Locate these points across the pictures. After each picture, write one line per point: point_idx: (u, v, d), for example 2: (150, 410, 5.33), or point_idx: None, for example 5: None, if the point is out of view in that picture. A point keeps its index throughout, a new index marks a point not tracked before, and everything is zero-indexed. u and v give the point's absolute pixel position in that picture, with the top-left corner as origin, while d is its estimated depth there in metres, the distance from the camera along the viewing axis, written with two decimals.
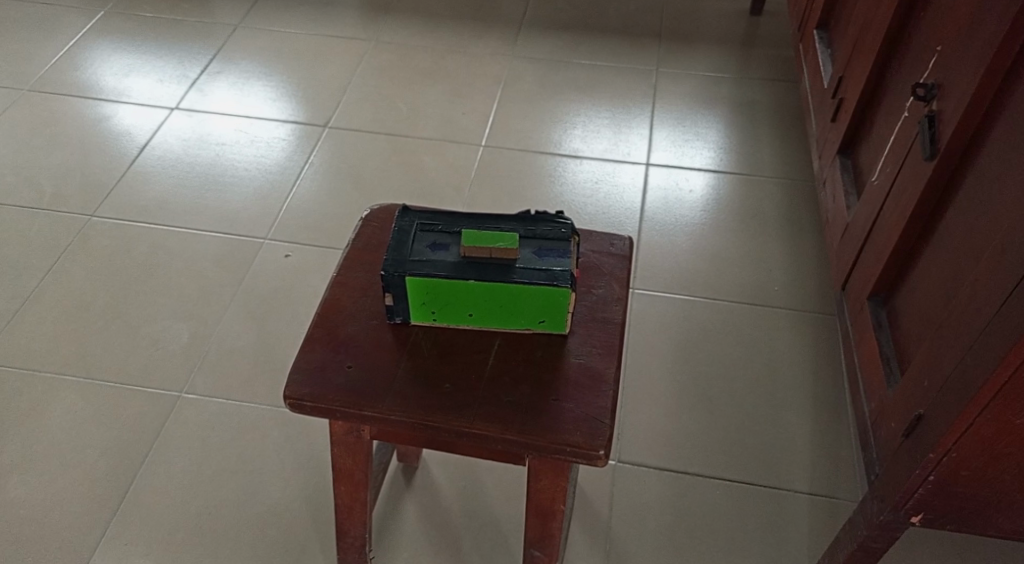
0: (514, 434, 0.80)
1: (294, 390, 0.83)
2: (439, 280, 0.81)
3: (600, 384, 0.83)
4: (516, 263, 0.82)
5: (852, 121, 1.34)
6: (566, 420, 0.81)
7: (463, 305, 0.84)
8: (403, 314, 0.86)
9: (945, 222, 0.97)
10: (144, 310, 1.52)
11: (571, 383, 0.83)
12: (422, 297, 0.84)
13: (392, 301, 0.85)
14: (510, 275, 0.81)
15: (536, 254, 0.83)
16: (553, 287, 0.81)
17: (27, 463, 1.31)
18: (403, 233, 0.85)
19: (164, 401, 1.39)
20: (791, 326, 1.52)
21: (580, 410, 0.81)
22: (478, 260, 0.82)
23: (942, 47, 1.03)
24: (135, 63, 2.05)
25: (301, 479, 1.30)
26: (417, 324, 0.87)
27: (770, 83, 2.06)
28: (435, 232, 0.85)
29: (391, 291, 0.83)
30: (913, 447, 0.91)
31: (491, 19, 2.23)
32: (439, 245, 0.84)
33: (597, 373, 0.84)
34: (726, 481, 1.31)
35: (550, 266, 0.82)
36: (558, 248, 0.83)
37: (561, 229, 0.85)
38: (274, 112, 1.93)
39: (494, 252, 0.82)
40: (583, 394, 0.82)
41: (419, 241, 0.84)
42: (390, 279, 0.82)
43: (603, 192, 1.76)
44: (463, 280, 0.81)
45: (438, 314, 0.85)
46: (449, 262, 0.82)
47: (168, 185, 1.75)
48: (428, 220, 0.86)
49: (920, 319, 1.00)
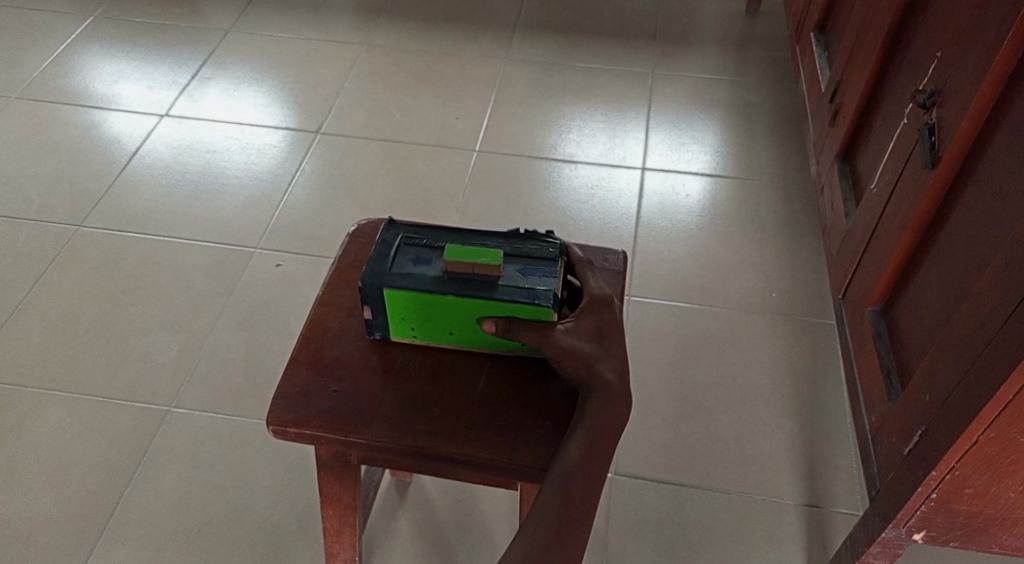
0: (570, 439, 0.77)
1: (278, 415, 0.81)
2: (418, 294, 0.79)
3: (610, 309, 0.83)
4: (499, 280, 0.79)
5: (851, 126, 1.31)
6: (619, 393, 0.78)
7: (443, 322, 0.82)
8: (382, 329, 0.84)
9: (946, 232, 0.95)
10: (132, 322, 1.49)
11: (591, 331, 0.81)
12: (401, 310, 0.82)
13: (371, 315, 0.83)
14: (493, 292, 0.78)
15: (521, 272, 0.80)
16: (535, 308, 0.78)
17: (14, 480, 1.29)
18: (386, 245, 0.82)
19: (154, 415, 1.37)
20: (789, 334, 1.50)
21: (617, 366, 0.80)
22: (459, 274, 0.79)
23: (942, 54, 1.00)
24: (125, 68, 2.03)
25: (293, 495, 1.28)
26: (397, 339, 0.85)
27: (767, 85, 2.04)
28: (420, 245, 0.82)
29: (370, 304, 0.81)
30: (914, 464, 0.89)
31: (485, 22, 2.21)
32: (421, 258, 0.81)
33: (609, 299, 0.83)
34: (724, 493, 1.29)
35: (534, 285, 0.79)
36: (546, 267, 0.81)
37: (550, 248, 0.82)
38: (267, 118, 1.91)
39: (477, 267, 0.79)
40: (614, 347, 0.81)
41: (402, 254, 0.81)
42: (368, 290, 0.80)
43: (599, 197, 1.74)
44: (443, 295, 0.78)
45: (419, 331, 0.84)
46: (431, 276, 0.79)
47: (158, 193, 1.73)
48: (414, 233, 0.84)
49: (921, 332, 0.98)
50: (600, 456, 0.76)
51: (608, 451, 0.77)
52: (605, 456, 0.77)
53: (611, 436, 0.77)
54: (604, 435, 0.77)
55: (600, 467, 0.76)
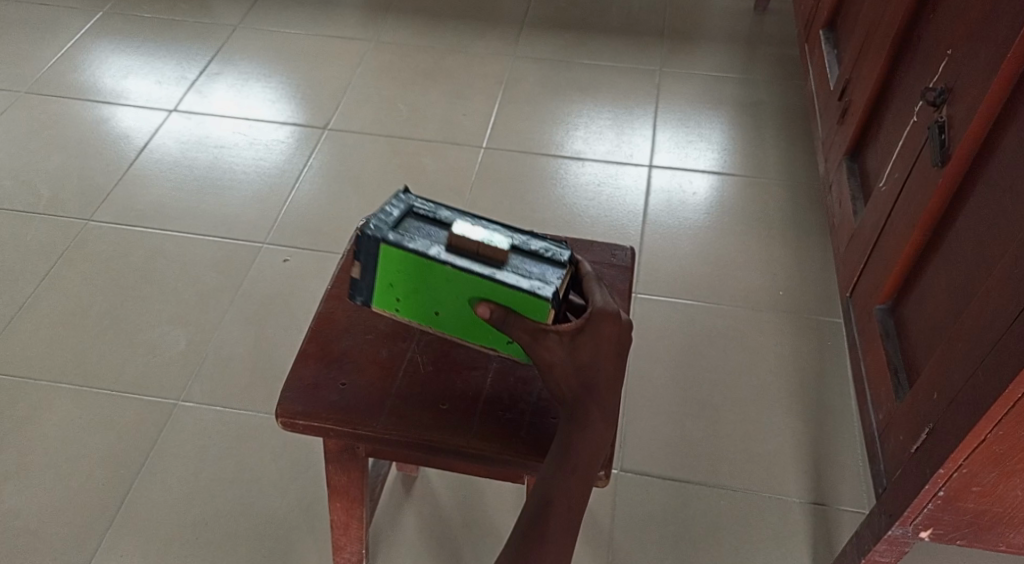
0: (564, 472, 0.75)
1: (287, 408, 0.81)
2: (414, 258, 0.73)
3: (614, 323, 0.77)
4: (502, 265, 0.74)
5: (860, 125, 1.31)
6: (599, 418, 0.76)
7: (432, 299, 0.77)
8: (366, 293, 0.79)
9: (956, 231, 0.95)
10: (141, 316, 1.50)
11: (587, 350, 0.75)
12: (391, 276, 0.76)
13: (358, 273, 0.78)
14: (494, 274, 0.73)
15: (528, 264, 0.74)
16: (533, 299, 0.72)
17: (23, 472, 1.29)
18: (395, 205, 0.77)
19: (162, 408, 1.37)
20: (796, 332, 1.50)
21: (605, 390, 0.77)
22: (462, 249, 0.74)
23: (952, 51, 1.00)
24: (134, 64, 2.03)
25: (300, 488, 1.28)
26: (378, 307, 0.81)
27: (774, 82, 2.03)
28: (429, 215, 0.77)
29: (360, 258, 0.76)
30: (921, 462, 0.89)
31: (493, 19, 2.21)
32: (427, 228, 0.76)
33: (613, 314, 0.77)
34: (730, 490, 1.29)
35: (539, 278, 0.73)
36: (554, 267, 0.75)
37: (563, 249, 0.77)
38: (274, 113, 1.91)
39: (483, 247, 0.73)
40: (604, 368, 0.76)
41: (408, 219, 0.76)
42: (365, 241, 0.74)
43: (606, 194, 1.74)
44: (440, 265, 0.73)
45: (402, 304, 0.79)
46: (432, 245, 0.74)
47: (166, 189, 1.73)
48: (427, 203, 0.78)
49: (929, 330, 0.98)
50: (576, 483, 0.75)
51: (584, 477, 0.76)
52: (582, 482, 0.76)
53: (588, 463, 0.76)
54: (580, 461, 0.75)
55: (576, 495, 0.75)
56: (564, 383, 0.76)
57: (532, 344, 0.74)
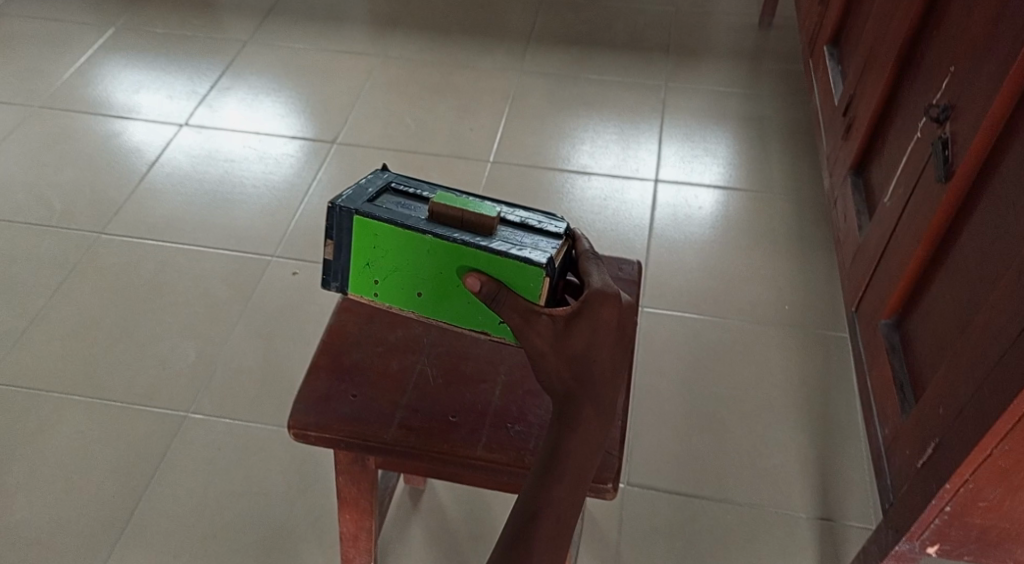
0: (556, 479, 0.72)
1: (299, 419, 0.82)
2: (394, 228, 0.74)
3: (612, 303, 0.73)
4: (486, 232, 0.74)
5: (864, 141, 1.32)
6: (598, 405, 0.72)
7: (413, 276, 0.76)
8: (340, 277, 0.78)
9: (960, 246, 0.96)
10: (151, 329, 1.51)
11: (582, 338, 0.72)
12: (367, 253, 0.76)
13: (332, 255, 0.77)
14: (479, 240, 0.73)
15: (514, 234, 0.75)
16: (526, 266, 0.72)
17: (34, 484, 1.30)
18: (372, 183, 0.78)
19: (171, 420, 1.38)
20: (801, 346, 1.51)
21: (604, 376, 0.73)
22: (444, 219, 0.74)
23: (955, 69, 1.02)
24: (146, 79, 2.06)
25: (308, 500, 1.29)
26: (354, 295, 0.79)
27: (779, 98, 2.05)
28: (407, 192, 0.78)
29: (335, 236, 0.76)
30: (928, 477, 0.90)
31: (500, 34, 2.23)
32: (406, 204, 0.76)
33: (611, 294, 0.73)
34: (736, 504, 1.29)
35: (527, 245, 0.74)
36: (546, 239, 0.75)
37: (554, 224, 0.77)
38: (283, 128, 1.93)
39: (467, 215, 0.74)
40: (602, 351, 0.73)
41: (385, 195, 0.77)
42: (337, 215, 0.74)
43: (612, 208, 1.75)
44: (422, 235, 0.73)
45: (382, 287, 0.78)
46: (413, 217, 0.74)
47: (177, 203, 1.75)
48: (404, 181, 0.79)
49: (935, 344, 0.98)
50: (574, 474, 0.72)
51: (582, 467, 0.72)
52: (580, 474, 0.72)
53: (586, 451, 0.72)
54: (577, 450, 0.72)
55: (574, 486, 0.72)
56: (559, 374, 0.73)
57: (523, 329, 0.72)
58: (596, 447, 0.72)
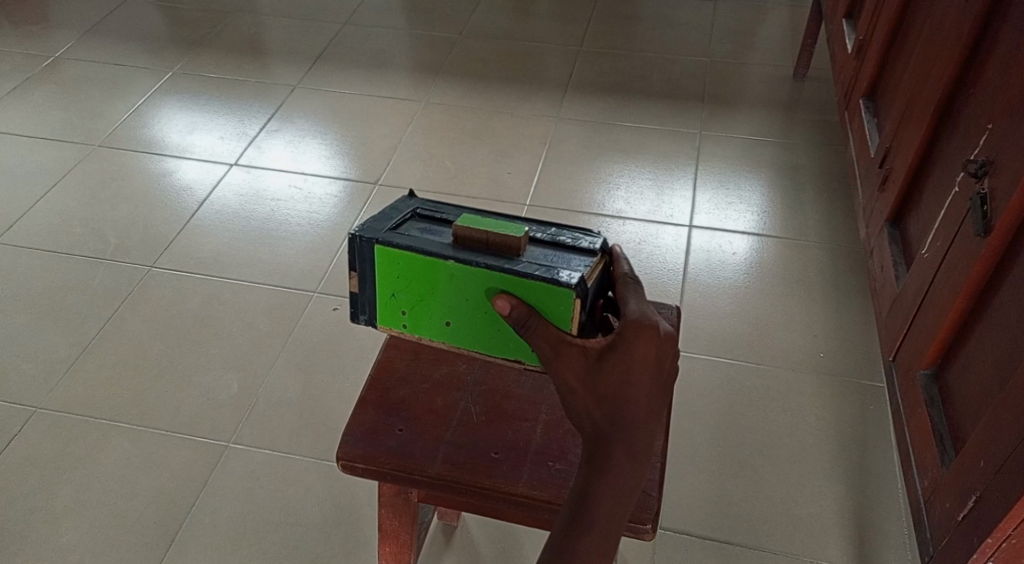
0: (587, 510, 0.72)
1: (348, 451, 0.85)
2: (415, 255, 0.76)
3: (650, 333, 0.72)
4: (511, 254, 0.76)
5: (900, 192, 1.34)
6: (633, 440, 0.71)
7: (439, 304, 0.79)
8: (368, 309, 0.82)
9: (1000, 299, 0.97)
10: (196, 360, 1.55)
11: (615, 376, 0.71)
12: (391, 284, 0.79)
13: (357, 288, 0.81)
14: (505, 262, 0.75)
15: (542, 254, 0.77)
16: (554, 288, 0.73)
17: (80, 508, 1.33)
18: (397, 213, 0.82)
19: (213, 450, 1.41)
20: (836, 395, 1.51)
21: (639, 409, 0.71)
22: (468, 243, 0.77)
23: (992, 127, 1.04)
24: (198, 120, 2.13)
25: (343, 534, 1.31)
26: (382, 327, 0.82)
27: (814, 148, 2.07)
28: (433, 219, 0.81)
29: (358, 268, 0.79)
30: (970, 530, 0.90)
31: (539, 82, 2.28)
32: (430, 231, 0.79)
33: (648, 326, 0.72)
34: (769, 552, 1.29)
35: (555, 265, 0.75)
36: (578, 257, 0.77)
37: (587, 241, 0.79)
38: (327, 168, 1.99)
39: (491, 236, 0.76)
40: (637, 381, 0.71)
41: (411, 223, 0.81)
42: (359, 246, 0.78)
43: (646, 252, 1.78)
44: (444, 260, 0.76)
45: (409, 318, 0.81)
46: (437, 243, 0.77)
47: (223, 239, 1.80)
48: (430, 209, 0.83)
49: (975, 397, 0.99)
50: (604, 506, 0.72)
51: (612, 500, 0.72)
52: (611, 507, 0.72)
53: (616, 485, 0.71)
54: (605, 482, 0.71)
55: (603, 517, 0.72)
56: (589, 414, 0.72)
57: (553, 361, 0.73)
58: (627, 481, 0.72)
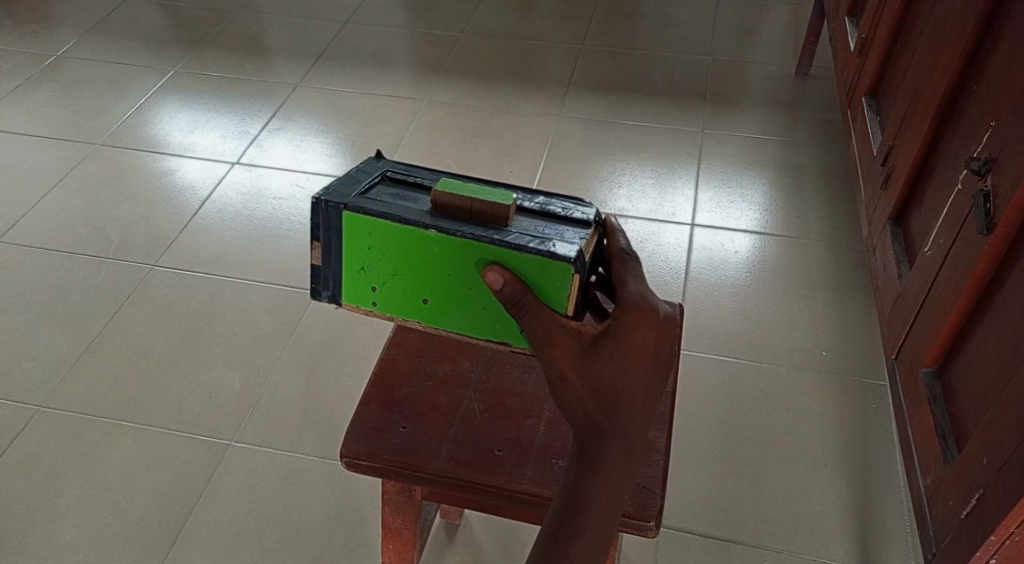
0: (585, 502, 0.71)
1: (352, 449, 0.85)
2: (389, 223, 0.76)
3: (651, 319, 0.73)
4: (496, 223, 0.76)
5: (903, 190, 1.34)
6: (632, 428, 0.71)
7: (420, 280, 0.79)
8: (333, 284, 0.81)
9: (1002, 297, 0.97)
10: (199, 359, 1.55)
11: (612, 366, 0.71)
12: (363, 256, 0.79)
13: (321, 259, 0.80)
14: (491, 232, 0.75)
15: (533, 225, 0.77)
16: (549, 261, 0.73)
17: (83, 507, 1.34)
18: (368, 176, 0.81)
19: (216, 448, 1.42)
20: (838, 394, 1.51)
21: (637, 396, 0.72)
22: (449, 211, 0.76)
23: (995, 123, 1.04)
24: (200, 118, 2.14)
25: (344, 532, 1.31)
26: (348, 303, 0.82)
27: (816, 146, 2.07)
28: (404, 184, 0.81)
29: (324, 236, 0.78)
30: (974, 528, 0.90)
31: (540, 81, 2.28)
32: (405, 197, 0.79)
33: (647, 312, 0.73)
34: (771, 551, 1.29)
35: (550, 235, 0.75)
36: (572, 229, 0.77)
37: (580, 211, 0.79)
38: (328, 166, 1.99)
39: (475, 204, 0.75)
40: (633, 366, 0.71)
41: (382, 186, 0.81)
42: (326, 211, 0.77)
43: (648, 250, 1.78)
44: (426, 231, 0.75)
45: (378, 295, 0.80)
46: (415, 211, 0.77)
47: (224, 237, 1.80)
48: (400, 172, 0.83)
49: (979, 394, 0.99)
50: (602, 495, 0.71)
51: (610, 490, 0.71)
52: (608, 497, 0.71)
53: (612, 473, 0.71)
54: (602, 472, 0.71)
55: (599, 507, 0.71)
56: (583, 404, 0.71)
57: (546, 347, 0.71)
58: (623, 469, 0.71)
